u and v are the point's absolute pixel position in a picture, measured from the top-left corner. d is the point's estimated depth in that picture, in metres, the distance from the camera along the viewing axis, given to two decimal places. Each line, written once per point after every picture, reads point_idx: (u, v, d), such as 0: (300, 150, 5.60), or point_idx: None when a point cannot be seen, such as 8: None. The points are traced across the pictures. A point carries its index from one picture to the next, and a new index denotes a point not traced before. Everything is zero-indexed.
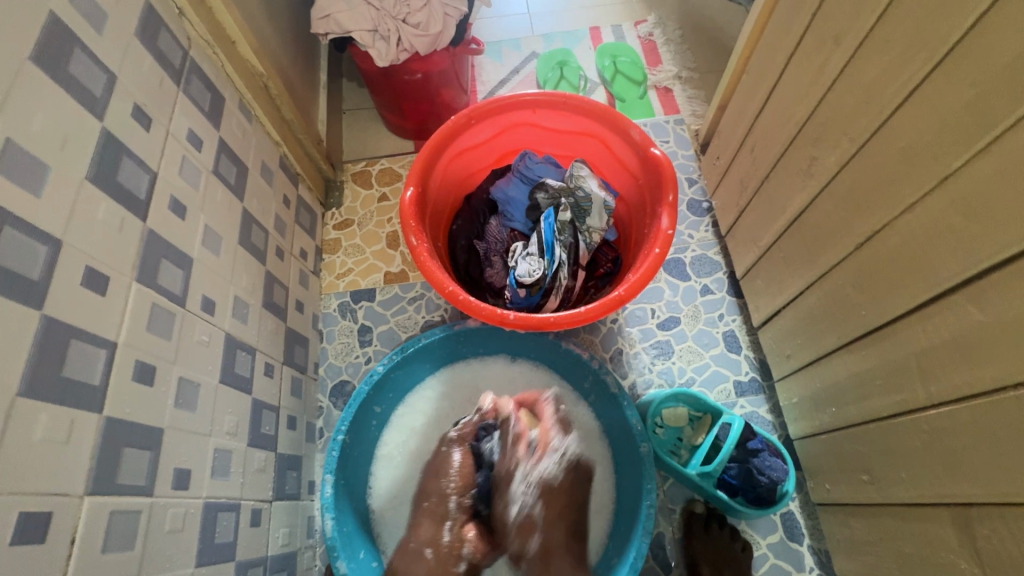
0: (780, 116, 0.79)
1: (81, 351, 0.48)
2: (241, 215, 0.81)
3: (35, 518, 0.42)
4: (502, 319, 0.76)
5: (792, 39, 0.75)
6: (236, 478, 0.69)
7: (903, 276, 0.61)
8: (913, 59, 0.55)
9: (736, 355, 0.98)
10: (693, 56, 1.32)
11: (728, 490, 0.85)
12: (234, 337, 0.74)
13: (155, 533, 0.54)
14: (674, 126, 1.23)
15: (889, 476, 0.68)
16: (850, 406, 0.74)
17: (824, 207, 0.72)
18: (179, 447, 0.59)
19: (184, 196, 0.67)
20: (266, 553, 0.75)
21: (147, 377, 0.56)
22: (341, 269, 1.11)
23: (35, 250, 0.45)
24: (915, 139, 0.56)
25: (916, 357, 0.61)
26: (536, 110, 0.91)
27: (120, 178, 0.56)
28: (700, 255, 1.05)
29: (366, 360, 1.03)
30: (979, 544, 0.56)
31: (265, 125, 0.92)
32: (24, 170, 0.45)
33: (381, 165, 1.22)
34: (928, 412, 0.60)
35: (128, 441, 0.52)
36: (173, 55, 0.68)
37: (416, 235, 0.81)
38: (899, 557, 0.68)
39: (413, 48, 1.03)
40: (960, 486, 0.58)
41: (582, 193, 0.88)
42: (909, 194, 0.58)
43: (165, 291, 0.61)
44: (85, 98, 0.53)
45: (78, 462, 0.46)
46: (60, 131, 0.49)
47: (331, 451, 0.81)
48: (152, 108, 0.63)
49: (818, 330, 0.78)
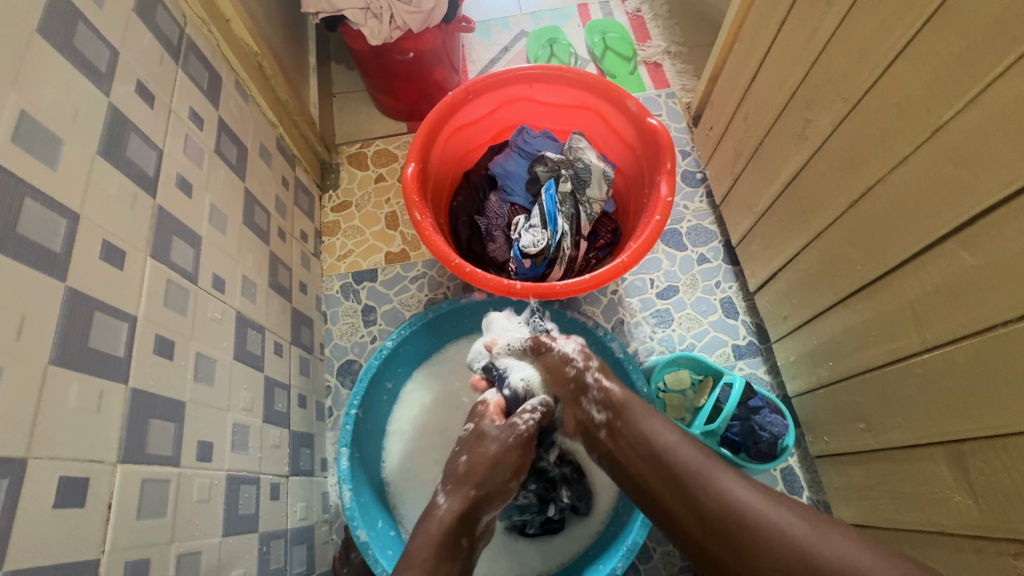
0: (773, 81, 0.81)
1: (105, 324, 0.49)
2: (244, 195, 0.81)
3: (74, 483, 0.43)
4: (509, 289, 0.77)
5: (783, 7, 0.77)
6: (255, 452, 0.71)
7: (899, 229, 0.63)
8: (905, 14, 0.56)
9: (733, 320, 1.01)
10: (682, 30, 1.33)
11: (731, 448, 0.87)
12: (244, 315, 0.75)
13: (184, 503, 0.55)
14: (666, 100, 1.25)
15: (885, 423, 0.72)
16: (847, 359, 0.77)
17: (819, 168, 0.74)
18: (200, 421, 0.60)
19: (189, 174, 0.67)
20: (287, 525, 0.77)
21: (166, 351, 0.57)
22: (342, 250, 1.11)
23: (56, 223, 0.46)
24: (908, 94, 0.58)
25: (910, 305, 0.64)
26: (533, 84, 0.92)
27: (129, 154, 0.56)
28: (696, 225, 1.08)
29: (371, 340, 1.04)
30: (972, 476, 0.60)
31: (261, 106, 0.91)
32: (41, 143, 0.45)
33: (376, 146, 1.21)
34: (921, 357, 0.64)
35: (154, 413, 0.53)
36: (170, 32, 0.67)
37: (420, 210, 0.82)
38: (894, 498, 0.73)
39: (405, 26, 1.02)
40: (953, 425, 0.61)
41: (582, 164, 0.90)
42: (902, 148, 0.60)
43: (178, 267, 0.61)
44: (92, 72, 0.53)
45: (110, 431, 0.47)
46: (71, 105, 0.49)
47: (345, 426, 0.82)
48: (154, 85, 0.62)
49: (815, 289, 0.81)
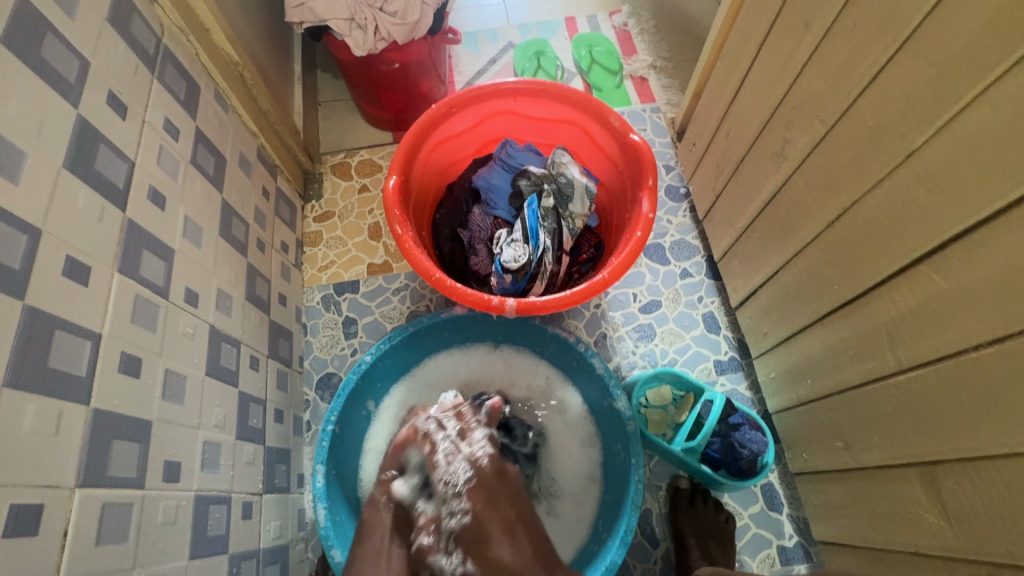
0: (754, 100, 0.82)
1: (66, 342, 0.47)
2: (221, 206, 0.80)
3: (26, 510, 0.41)
4: (490, 305, 0.77)
5: (763, 27, 0.77)
6: (226, 471, 0.69)
7: (874, 250, 0.64)
8: (880, 40, 0.57)
9: (715, 335, 1.01)
10: (667, 45, 1.35)
11: (711, 464, 0.88)
12: (218, 329, 0.73)
13: (147, 527, 0.53)
14: (651, 114, 1.25)
15: (862, 442, 0.72)
16: (825, 377, 0.77)
17: (797, 188, 0.75)
18: (168, 440, 0.59)
19: (162, 186, 0.66)
20: (259, 545, 0.75)
21: (133, 368, 0.55)
22: (323, 261, 1.10)
23: (16, 239, 0.44)
24: (882, 119, 0.59)
25: (886, 326, 0.64)
26: (516, 98, 0.92)
27: (98, 167, 0.55)
28: (679, 240, 1.08)
29: (352, 352, 1.03)
30: (946, 498, 0.60)
31: (241, 116, 0.90)
32: (0, 156, 0.44)
33: (360, 156, 1.21)
34: (897, 378, 0.64)
35: (117, 434, 0.51)
36: (146, 42, 0.66)
37: (401, 224, 0.81)
38: (871, 517, 0.73)
39: (391, 37, 1.01)
40: (927, 446, 0.62)
41: (564, 179, 0.90)
42: (877, 171, 0.61)
43: (147, 282, 0.60)
44: (59, 84, 0.51)
45: (68, 454, 0.46)
46: (36, 117, 0.48)
47: (321, 442, 0.81)
48: (127, 96, 0.61)
49: (794, 307, 0.81)
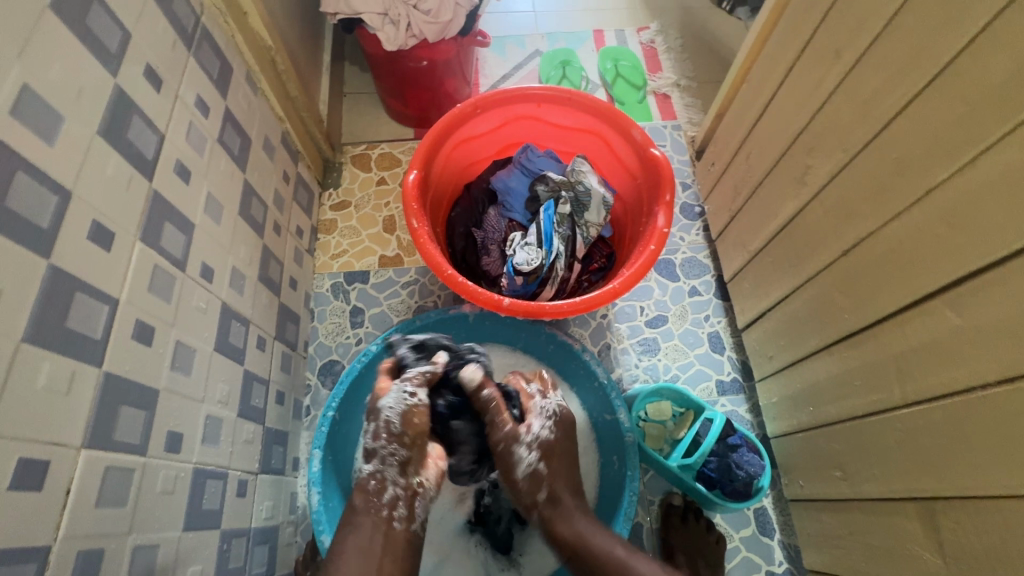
0: (778, 124, 0.82)
1: (85, 304, 0.48)
2: (243, 186, 0.81)
3: (33, 465, 0.42)
4: (498, 305, 0.77)
5: (792, 53, 0.78)
6: (225, 446, 0.69)
7: (888, 282, 0.64)
8: (909, 75, 0.58)
9: (719, 355, 1.01)
10: (692, 65, 1.36)
11: (706, 484, 0.87)
12: (230, 306, 0.74)
13: (146, 494, 0.54)
14: (672, 131, 1.26)
15: (861, 473, 0.72)
16: (829, 405, 0.77)
17: (814, 216, 0.75)
18: (173, 410, 0.59)
19: (189, 160, 0.67)
20: (251, 524, 0.75)
21: (146, 337, 0.56)
22: (336, 249, 1.11)
23: (46, 199, 0.45)
24: (907, 151, 0.59)
25: (894, 358, 0.65)
26: (541, 104, 0.93)
27: (130, 136, 0.56)
28: (690, 257, 1.08)
29: (357, 341, 1.03)
30: (943, 535, 0.60)
31: (269, 99, 0.92)
32: (38, 116, 0.45)
33: (381, 149, 1.22)
34: (901, 411, 0.64)
35: (125, 400, 0.52)
36: (185, 19, 0.67)
37: (417, 218, 0.81)
38: (865, 549, 0.73)
39: (422, 35, 1.02)
40: (927, 481, 0.62)
41: (582, 187, 0.91)
42: (896, 204, 0.61)
43: (167, 254, 0.60)
44: (101, 53, 0.52)
45: (77, 413, 0.46)
46: (77, 84, 0.49)
47: (320, 427, 0.81)
48: (164, 71, 0.62)
49: (802, 332, 0.81)
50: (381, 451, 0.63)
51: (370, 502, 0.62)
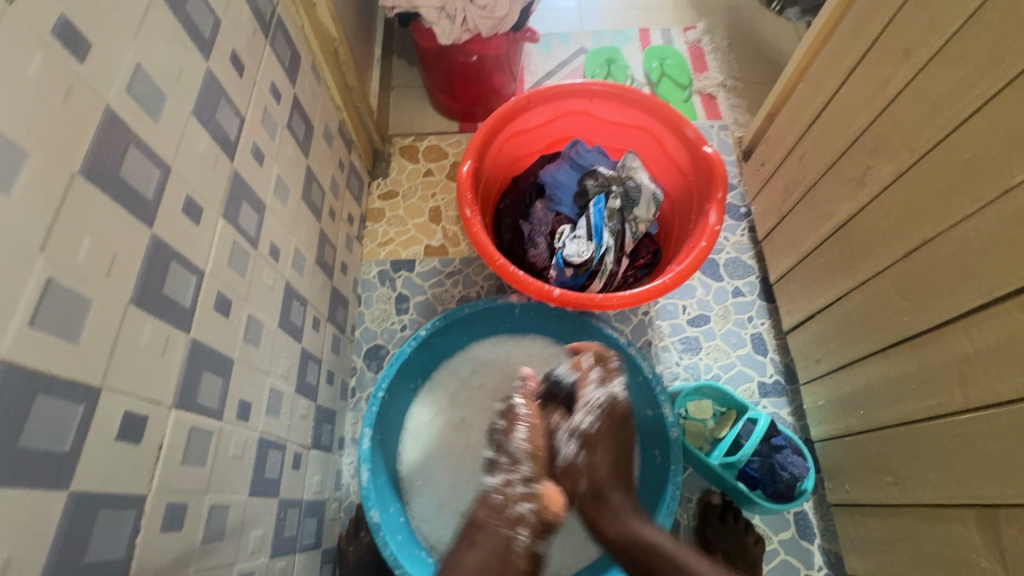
0: (836, 124, 0.81)
1: (178, 273, 0.51)
2: (305, 171, 0.84)
3: (135, 420, 0.45)
4: (548, 295, 0.78)
5: (855, 53, 0.77)
6: (285, 419, 0.72)
7: (954, 285, 0.63)
8: (989, 74, 0.57)
9: (762, 357, 1.00)
10: (739, 66, 1.35)
11: (748, 483, 0.87)
12: (292, 286, 0.77)
13: (221, 457, 0.57)
14: (717, 131, 1.26)
15: (913, 478, 0.71)
16: (881, 410, 0.76)
17: (874, 218, 0.74)
18: (244, 380, 0.62)
19: (263, 143, 0.70)
20: (302, 496, 0.78)
21: (224, 308, 0.59)
22: (383, 237, 1.14)
23: (151, 171, 0.48)
24: (980, 152, 0.59)
25: (956, 363, 0.64)
26: (594, 99, 0.94)
27: (217, 117, 0.59)
28: (734, 258, 1.08)
29: (401, 328, 1.06)
30: (1005, 543, 0.60)
31: (330, 89, 0.94)
32: (146, 93, 0.48)
33: (428, 141, 1.24)
34: (961, 416, 0.63)
35: (207, 366, 0.55)
36: (264, 9, 0.70)
37: (471, 208, 0.83)
38: (915, 556, 0.72)
39: (476, 30, 1.04)
40: (988, 488, 0.61)
41: (632, 183, 0.92)
42: (966, 206, 0.61)
43: (244, 231, 0.64)
44: (197, 37, 0.55)
45: (169, 374, 0.49)
46: (177, 65, 0.52)
47: (371, 406, 0.83)
48: (246, 57, 0.65)
49: (854, 335, 0.81)
50: (506, 460, 0.72)
51: (494, 515, 0.67)
